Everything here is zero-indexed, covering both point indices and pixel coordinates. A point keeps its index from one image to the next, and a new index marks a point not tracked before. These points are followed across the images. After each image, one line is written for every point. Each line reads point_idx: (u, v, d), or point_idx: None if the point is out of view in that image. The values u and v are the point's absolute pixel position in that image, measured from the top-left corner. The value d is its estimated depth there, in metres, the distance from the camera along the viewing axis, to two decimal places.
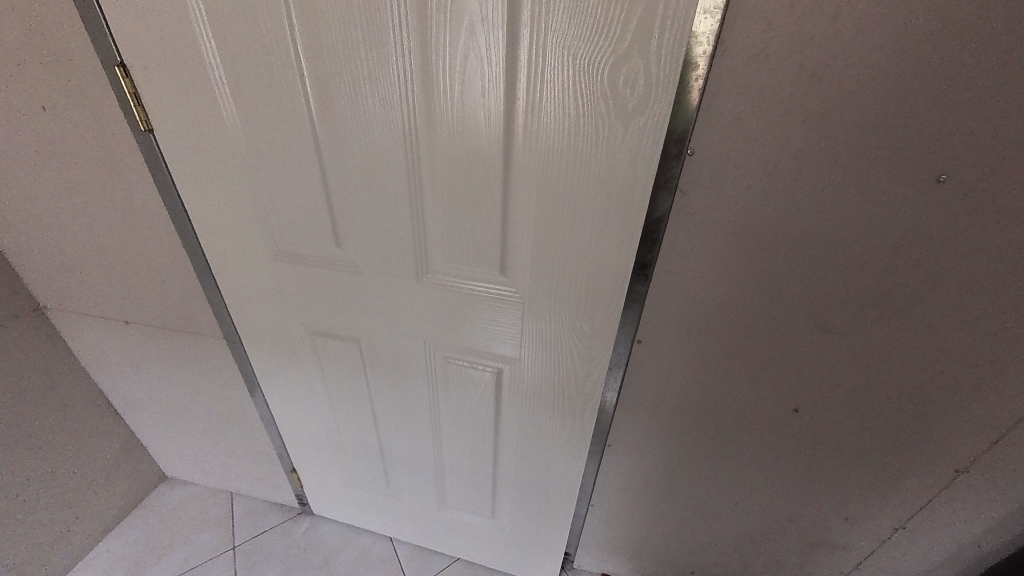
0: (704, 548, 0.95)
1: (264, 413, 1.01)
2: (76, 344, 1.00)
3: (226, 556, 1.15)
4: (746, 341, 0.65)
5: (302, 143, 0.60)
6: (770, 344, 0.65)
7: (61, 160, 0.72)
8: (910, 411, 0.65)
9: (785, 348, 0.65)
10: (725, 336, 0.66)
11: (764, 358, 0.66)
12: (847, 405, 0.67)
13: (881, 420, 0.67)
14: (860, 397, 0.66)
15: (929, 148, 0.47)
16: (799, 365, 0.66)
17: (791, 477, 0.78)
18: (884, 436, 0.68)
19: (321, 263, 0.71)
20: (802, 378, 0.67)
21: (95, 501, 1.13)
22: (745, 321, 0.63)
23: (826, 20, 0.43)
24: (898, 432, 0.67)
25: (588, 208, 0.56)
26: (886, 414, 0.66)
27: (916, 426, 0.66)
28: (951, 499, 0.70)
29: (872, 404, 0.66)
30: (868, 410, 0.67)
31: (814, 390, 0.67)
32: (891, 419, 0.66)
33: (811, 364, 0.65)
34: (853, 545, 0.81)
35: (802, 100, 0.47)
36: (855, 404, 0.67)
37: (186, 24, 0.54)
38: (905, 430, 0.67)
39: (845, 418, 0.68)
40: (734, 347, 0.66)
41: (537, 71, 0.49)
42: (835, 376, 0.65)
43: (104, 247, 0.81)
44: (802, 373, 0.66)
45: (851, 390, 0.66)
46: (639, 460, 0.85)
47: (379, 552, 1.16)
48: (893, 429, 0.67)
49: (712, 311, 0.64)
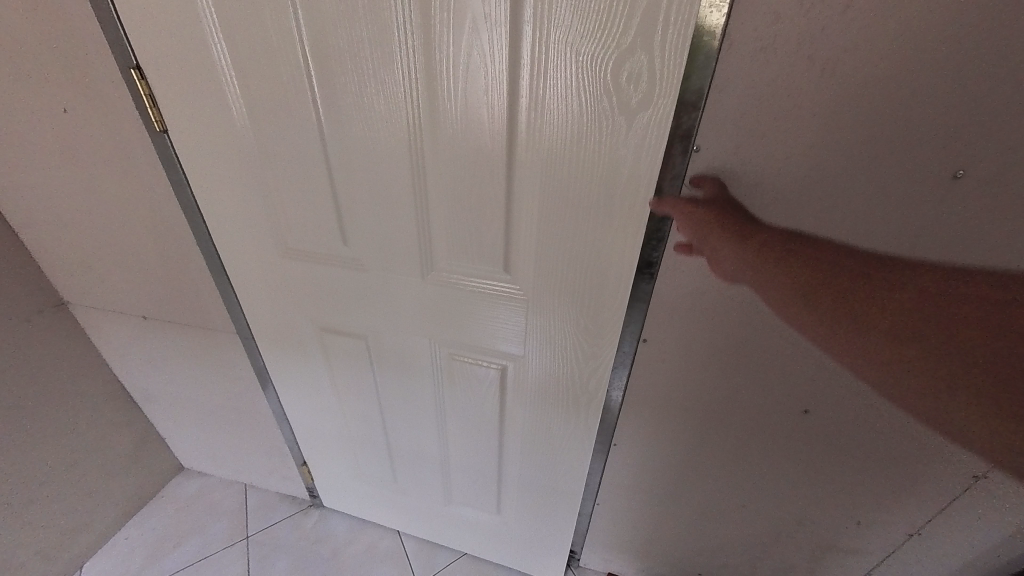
0: (711, 549, 0.94)
1: (275, 407, 1.03)
2: (97, 338, 1.04)
3: (239, 546, 1.17)
4: (738, 235, 0.53)
5: (309, 143, 0.61)
6: (766, 239, 0.52)
7: (79, 160, 0.74)
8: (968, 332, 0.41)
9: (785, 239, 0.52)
10: (709, 235, 0.54)
11: (758, 254, 0.52)
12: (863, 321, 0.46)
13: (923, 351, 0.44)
14: (879, 304, 0.46)
15: (945, 143, 0.45)
16: (794, 261, 0.51)
17: (800, 478, 0.77)
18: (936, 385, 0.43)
19: (329, 260, 0.72)
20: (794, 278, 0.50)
21: (115, 490, 1.17)
22: (739, 215, 0.53)
23: (837, 13, 0.42)
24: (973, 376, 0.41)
25: (591, 206, 0.56)
26: (927, 337, 0.43)
27: (990, 363, 0.40)
28: (970, 506, 0.68)
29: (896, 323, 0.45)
30: (897, 331, 0.45)
31: (806, 295, 0.49)
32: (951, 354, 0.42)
33: (803, 257, 0.51)
34: (867, 551, 0.79)
35: (812, 94, 0.46)
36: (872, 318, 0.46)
37: (197, 25, 0.55)
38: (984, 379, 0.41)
39: (858, 340, 0.47)
40: (721, 248, 0.54)
41: (540, 68, 0.48)
42: (842, 273, 0.49)
43: (121, 244, 0.84)
44: (792, 268, 0.51)
45: (863, 292, 0.47)
46: (644, 459, 0.84)
47: (387, 546, 1.18)
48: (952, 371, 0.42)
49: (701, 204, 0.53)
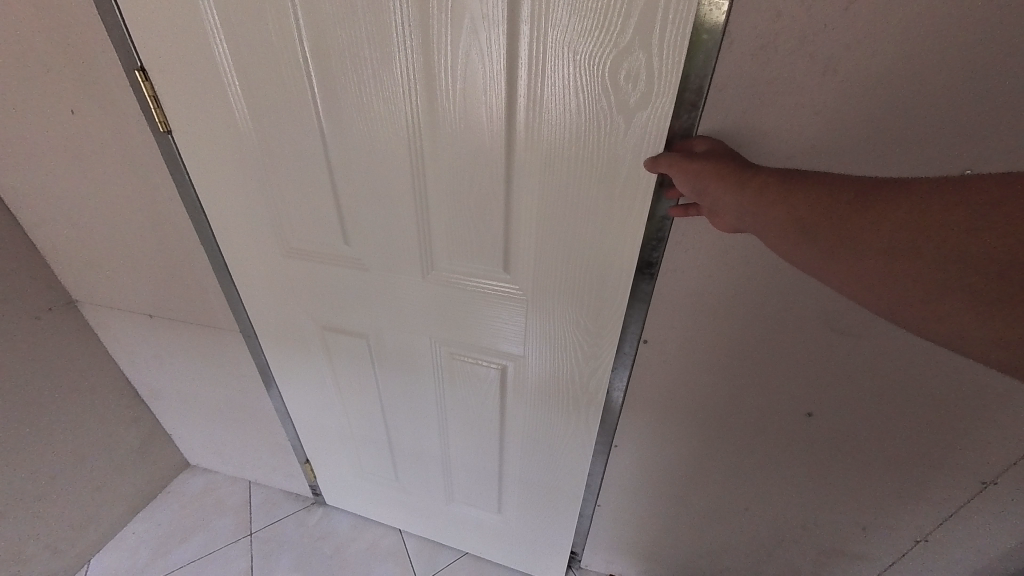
0: (714, 552, 0.93)
1: (279, 405, 1.04)
2: (105, 336, 1.05)
3: (243, 542, 1.19)
4: (731, 177, 0.43)
5: (310, 144, 0.61)
6: (766, 175, 0.42)
7: (86, 160, 0.76)
8: (987, 236, 0.31)
9: (789, 174, 0.41)
10: (701, 183, 0.45)
11: (756, 194, 0.41)
12: (857, 242, 0.36)
13: (932, 269, 0.33)
14: (874, 221, 0.35)
15: (952, 140, 0.44)
16: (787, 189, 0.40)
17: (804, 482, 0.76)
18: (954, 309, 0.33)
19: (330, 260, 0.72)
20: (790, 212, 0.39)
21: (123, 486, 1.19)
22: (736, 161, 0.45)
23: (839, 10, 0.41)
24: (996, 290, 0.31)
25: (591, 205, 0.55)
26: (929, 249, 0.33)
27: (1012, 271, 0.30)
28: (978, 512, 0.67)
29: (897, 239, 0.34)
30: (893, 249, 0.34)
31: (801, 230, 0.38)
32: (954, 266, 0.32)
33: (804, 185, 0.39)
34: (872, 556, 0.78)
35: (814, 93, 0.45)
36: (864, 238, 0.35)
37: (200, 27, 0.55)
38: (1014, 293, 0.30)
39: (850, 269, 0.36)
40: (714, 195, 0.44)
41: (539, 67, 0.48)
42: (838, 192, 0.37)
43: (128, 243, 0.85)
44: (787, 200, 0.39)
45: (856, 210, 0.36)
46: (645, 461, 0.84)
47: (389, 544, 1.19)
48: (965, 289, 0.32)
49: (698, 158, 0.46)
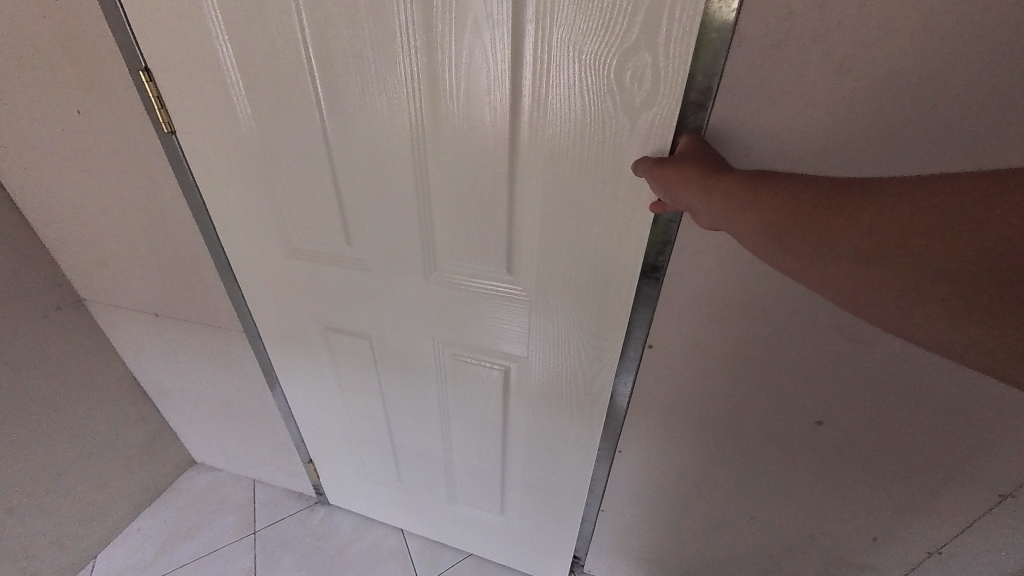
0: (719, 560, 0.91)
1: (282, 406, 1.04)
2: (113, 335, 1.06)
3: (247, 540, 1.19)
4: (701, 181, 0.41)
5: (313, 144, 0.61)
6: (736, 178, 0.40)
7: (92, 160, 0.76)
8: (961, 242, 0.29)
9: (757, 174, 0.39)
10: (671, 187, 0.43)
11: (725, 198, 0.39)
12: (828, 248, 0.34)
13: (904, 276, 0.31)
14: (843, 226, 0.33)
15: (976, 142, 0.42)
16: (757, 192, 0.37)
17: (812, 490, 0.74)
18: (933, 315, 0.31)
19: (333, 260, 0.72)
20: (762, 216, 0.37)
21: (129, 482, 1.20)
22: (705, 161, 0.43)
23: (854, 7, 0.39)
24: (976, 296, 0.29)
25: (594, 206, 0.54)
26: (904, 255, 0.31)
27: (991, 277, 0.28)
28: (996, 526, 0.64)
29: (868, 244, 0.32)
30: (864, 254, 0.32)
31: (771, 234, 0.37)
32: (927, 272, 0.31)
33: (772, 187, 0.37)
34: (884, 569, 0.76)
35: (828, 92, 0.43)
36: (834, 244, 0.33)
37: (203, 28, 0.55)
38: (990, 299, 0.29)
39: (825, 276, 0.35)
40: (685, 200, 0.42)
41: (543, 67, 0.47)
42: (807, 193, 0.35)
43: (133, 243, 0.85)
44: (757, 203, 0.37)
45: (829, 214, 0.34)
46: (650, 466, 0.83)
47: (391, 544, 1.18)
48: (943, 295, 0.30)
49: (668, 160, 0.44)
